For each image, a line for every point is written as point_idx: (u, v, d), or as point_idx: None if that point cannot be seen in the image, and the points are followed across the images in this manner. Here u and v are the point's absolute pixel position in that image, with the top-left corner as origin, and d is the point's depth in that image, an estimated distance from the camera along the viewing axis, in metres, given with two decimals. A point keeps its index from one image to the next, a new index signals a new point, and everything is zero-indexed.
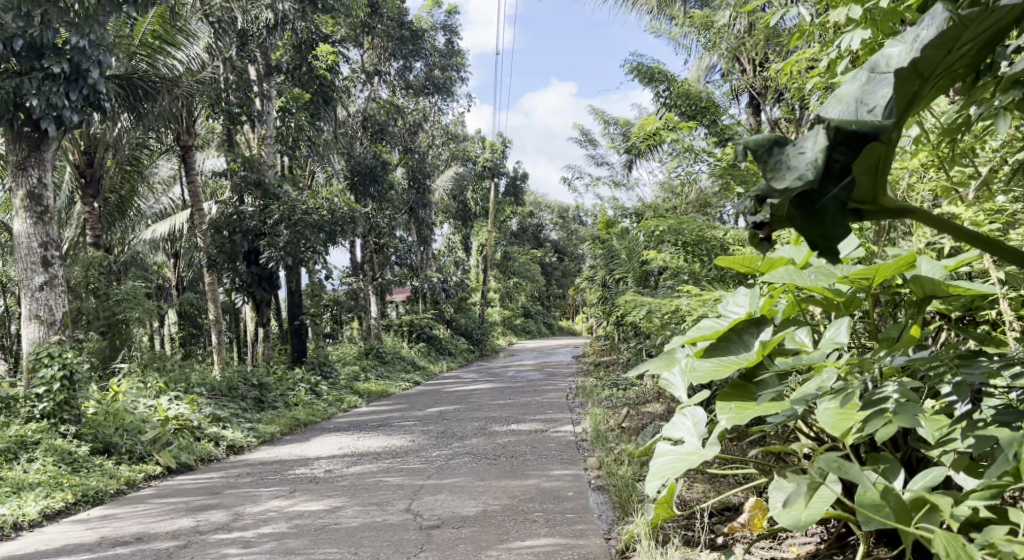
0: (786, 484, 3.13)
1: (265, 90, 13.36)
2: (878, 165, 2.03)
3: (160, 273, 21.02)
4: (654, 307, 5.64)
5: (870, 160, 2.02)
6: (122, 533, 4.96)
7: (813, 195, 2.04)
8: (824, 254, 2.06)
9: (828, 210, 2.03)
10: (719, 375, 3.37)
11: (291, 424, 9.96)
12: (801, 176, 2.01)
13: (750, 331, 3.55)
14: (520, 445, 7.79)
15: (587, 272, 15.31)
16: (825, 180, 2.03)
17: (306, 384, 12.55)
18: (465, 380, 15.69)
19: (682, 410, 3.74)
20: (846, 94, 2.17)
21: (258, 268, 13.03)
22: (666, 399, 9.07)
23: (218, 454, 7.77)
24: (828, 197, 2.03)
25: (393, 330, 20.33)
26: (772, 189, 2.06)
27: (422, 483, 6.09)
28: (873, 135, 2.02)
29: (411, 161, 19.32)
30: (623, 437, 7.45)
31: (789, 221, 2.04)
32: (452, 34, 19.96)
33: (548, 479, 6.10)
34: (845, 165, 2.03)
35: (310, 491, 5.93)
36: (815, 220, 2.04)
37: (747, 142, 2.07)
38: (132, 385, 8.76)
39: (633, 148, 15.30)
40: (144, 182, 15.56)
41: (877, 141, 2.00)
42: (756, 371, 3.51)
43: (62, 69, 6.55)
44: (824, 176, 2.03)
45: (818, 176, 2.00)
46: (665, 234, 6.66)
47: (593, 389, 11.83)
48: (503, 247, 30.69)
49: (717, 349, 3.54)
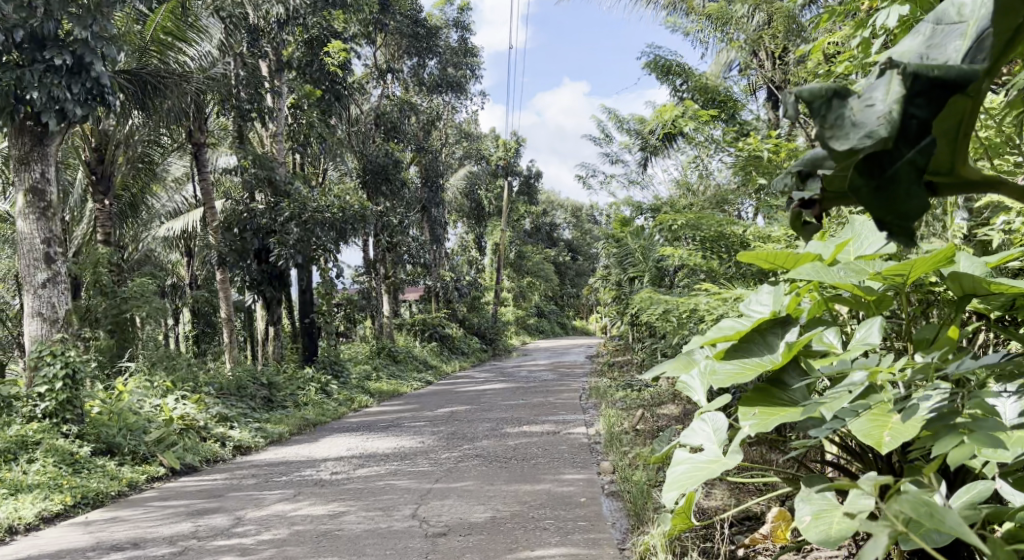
0: (814, 498, 2.94)
1: (276, 86, 13.19)
2: (960, 127, 1.59)
3: (174, 271, 20.97)
4: (671, 306, 5.42)
5: (955, 117, 1.59)
6: (119, 539, 4.80)
7: (883, 158, 1.62)
8: (894, 235, 1.64)
9: (901, 177, 1.61)
10: (742, 379, 3.16)
11: (300, 424, 9.82)
12: (871, 134, 1.58)
13: (774, 332, 3.34)
14: (532, 448, 7.61)
15: (601, 271, 15.11)
16: (898, 142, 1.61)
17: (317, 384, 12.40)
18: (478, 380, 15.55)
19: (701, 415, 3.52)
20: (904, 50, 1.70)
21: (269, 266, 12.90)
22: (681, 401, 8.85)
23: (224, 455, 7.63)
24: (900, 163, 1.61)
25: (406, 329, 20.18)
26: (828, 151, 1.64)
27: (430, 487, 5.92)
28: (959, 83, 1.57)
29: (425, 159, 19.18)
30: (638, 440, 7.24)
31: (854, 191, 1.62)
32: (465, 31, 19.78)
33: (561, 483, 5.91)
34: (923, 123, 1.60)
35: (314, 495, 5.77)
36: (884, 191, 1.62)
37: (799, 91, 1.64)
38: (139, 384, 8.64)
39: (649, 145, 15.08)
40: (156, 180, 15.47)
41: (965, 92, 1.56)
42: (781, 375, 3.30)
43: (65, 60, 6.41)
44: (897, 138, 1.61)
45: (894, 133, 1.58)
46: (684, 230, 6.44)
47: (607, 390, 11.61)
48: (517, 246, 30.53)
49: (739, 351, 3.34)
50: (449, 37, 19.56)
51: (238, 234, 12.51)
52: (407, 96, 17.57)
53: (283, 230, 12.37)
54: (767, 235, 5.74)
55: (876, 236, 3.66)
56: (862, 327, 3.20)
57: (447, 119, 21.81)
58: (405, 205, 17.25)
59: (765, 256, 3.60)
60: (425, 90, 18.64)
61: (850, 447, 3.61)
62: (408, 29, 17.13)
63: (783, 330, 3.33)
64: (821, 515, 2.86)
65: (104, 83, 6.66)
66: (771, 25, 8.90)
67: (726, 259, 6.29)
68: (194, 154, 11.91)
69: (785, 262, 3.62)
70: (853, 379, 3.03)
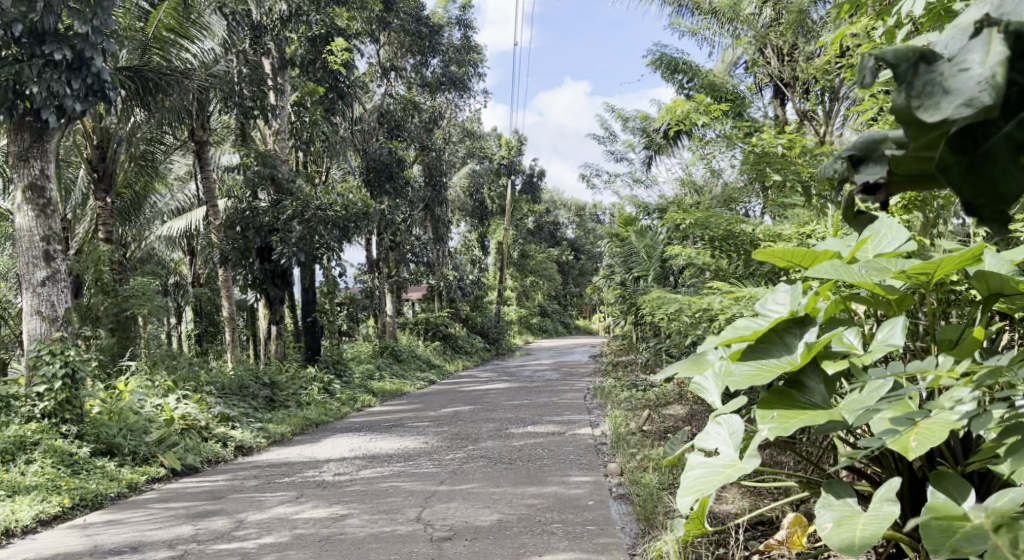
0: (836, 504, 2.86)
1: (279, 84, 13.08)
2: None
3: (176, 270, 20.90)
4: (682, 305, 5.31)
5: None
6: (118, 542, 4.71)
7: (977, 132, 1.60)
8: (981, 214, 1.63)
9: (997, 156, 1.59)
10: (758, 381, 3.10)
11: (303, 424, 9.73)
12: (971, 100, 1.55)
13: (792, 333, 3.25)
14: (537, 449, 7.51)
15: (606, 270, 14.99)
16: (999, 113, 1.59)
17: (319, 384, 12.30)
18: (481, 380, 15.45)
19: (716, 418, 3.43)
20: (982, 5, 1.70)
21: (272, 265, 12.81)
22: (689, 402, 8.74)
23: (225, 456, 7.54)
24: (999, 137, 1.59)
25: (409, 329, 20.09)
26: (910, 118, 1.61)
27: (435, 489, 5.81)
28: None
29: (428, 158, 19.08)
30: (646, 441, 7.13)
31: (944, 169, 1.61)
32: (468, 29, 19.65)
33: (568, 486, 5.80)
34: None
35: (316, 498, 5.67)
36: (978, 167, 1.61)
37: (884, 55, 1.62)
38: (140, 383, 8.54)
39: (654, 143, 14.96)
40: (159, 178, 15.39)
41: None
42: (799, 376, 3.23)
43: (64, 55, 6.31)
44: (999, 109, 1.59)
45: (997, 98, 1.54)
46: (693, 229, 6.32)
47: (612, 390, 11.50)
48: (520, 245, 30.42)
49: (756, 352, 3.26)
50: (452, 35, 19.44)
51: (241, 232, 12.41)
52: (411, 94, 17.45)
53: (286, 228, 12.27)
54: (779, 233, 5.61)
55: (896, 234, 3.57)
56: (884, 327, 3.11)
57: (450, 118, 21.70)
58: (408, 204, 17.14)
59: (783, 254, 3.51)
60: (428, 88, 18.52)
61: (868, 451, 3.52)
62: (411, 26, 17.02)
63: (802, 330, 3.25)
64: (843, 523, 2.77)
65: (104, 78, 6.56)
66: (780, 21, 8.78)
67: (736, 258, 6.16)
68: (197, 152, 11.82)
69: (803, 261, 3.53)
70: (876, 382, 2.96)
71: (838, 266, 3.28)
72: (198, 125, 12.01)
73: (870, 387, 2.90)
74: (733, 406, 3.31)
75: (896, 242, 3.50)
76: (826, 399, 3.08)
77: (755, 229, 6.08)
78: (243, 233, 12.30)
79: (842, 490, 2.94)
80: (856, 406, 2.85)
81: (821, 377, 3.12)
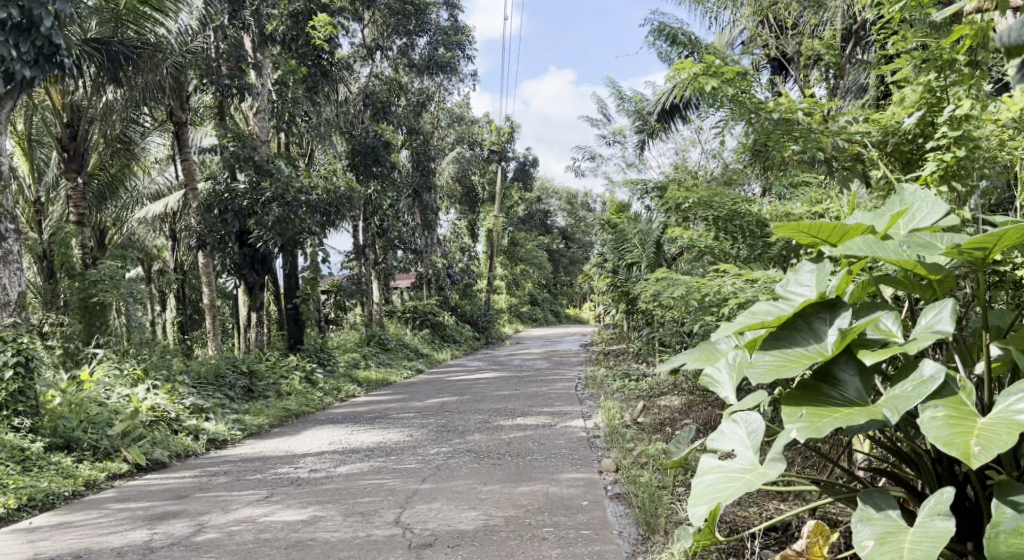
0: (879, 519, 2.65)
1: (258, 60, 12.50)
2: None
3: (159, 256, 20.37)
4: (688, 287, 4.93)
5: None
6: (63, 550, 4.27)
7: None
8: None
9: None
10: (784, 373, 2.73)
11: (280, 415, 9.29)
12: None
13: (819, 317, 2.87)
14: (526, 442, 7.09)
15: (597, 257, 14.54)
16: None
17: (301, 372, 11.82)
18: (470, 369, 14.98)
19: (730, 416, 3.01)
20: None
21: (251, 250, 12.35)
22: (685, 392, 8.33)
23: (196, 449, 7.11)
24: None
25: (396, 317, 19.66)
26: None
27: (416, 488, 5.39)
28: None
29: (415, 141, 18.56)
30: (642, 436, 6.71)
31: None
32: (455, 10, 19.07)
33: (559, 484, 5.38)
34: None
35: (288, 497, 5.24)
36: None
37: None
38: (107, 373, 8.09)
39: (649, 126, 14.53)
40: (137, 161, 14.86)
41: None
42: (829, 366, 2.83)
43: (9, 15, 5.87)
44: None
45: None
46: (694, 209, 5.97)
47: (604, 380, 11.09)
48: (510, 233, 29.89)
49: (779, 341, 2.88)
50: (440, 16, 18.87)
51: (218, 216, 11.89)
52: (397, 75, 16.91)
53: (264, 211, 11.76)
54: (787, 213, 5.19)
55: (933, 207, 3.22)
56: (931, 311, 2.72)
57: (437, 102, 21.18)
58: (395, 188, 16.64)
59: (807, 228, 3.11)
60: (415, 70, 18.01)
61: (899, 450, 3.16)
62: (396, 5, 16.44)
63: (831, 316, 2.87)
64: (886, 540, 2.58)
65: (57, 42, 6.13)
66: None
67: (739, 240, 5.73)
68: (177, 133, 11.37)
69: (830, 236, 3.16)
70: (925, 372, 2.60)
71: (872, 243, 2.95)
72: (177, 107, 11.54)
73: (916, 380, 2.57)
74: (750, 402, 2.91)
75: (935, 215, 3.16)
76: (860, 395, 2.70)
77: (762, 209, 5.64)
78: (222, 217, 11.80)
79: (882, 501, 2.71)
80: (901, 404, 2.52)
81: (856, 369, 2.74)
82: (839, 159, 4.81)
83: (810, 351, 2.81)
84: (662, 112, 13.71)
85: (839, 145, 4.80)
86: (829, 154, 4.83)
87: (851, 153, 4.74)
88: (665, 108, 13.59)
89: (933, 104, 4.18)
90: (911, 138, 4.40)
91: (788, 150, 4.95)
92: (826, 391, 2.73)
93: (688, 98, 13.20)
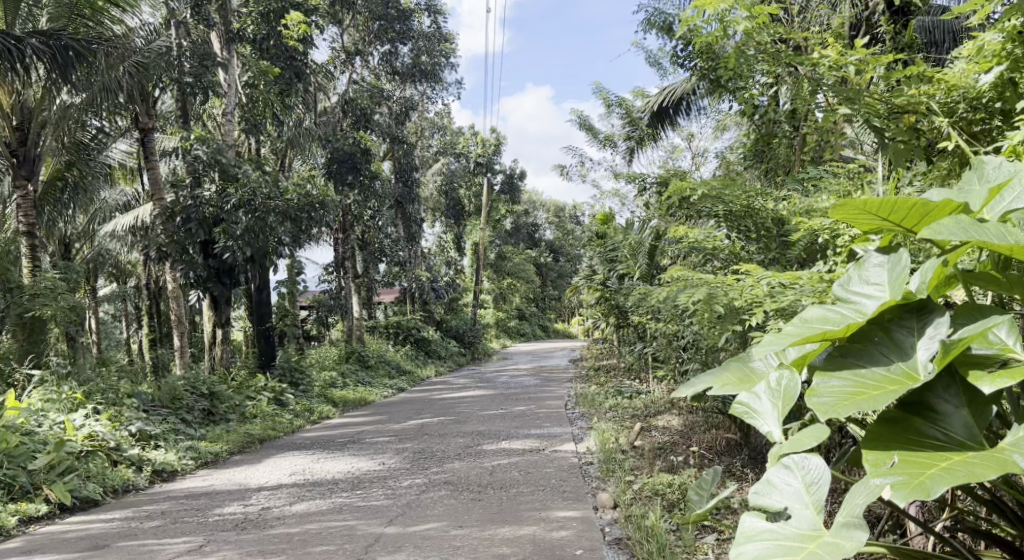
0: None
1: (226, 59, 11.54)
2: None
3: (132, 271, 19.35)
4: (710, 289, 4.35)
5: None
6: None
7: None
8: None
9: None
10: (865, 405, 2.32)
11: (242, 441, 8.45)
12: None
13: (901, 326, 2.49)
14: (512, 471, 6.30)
15: (588, 268, 13.70)
16: None
17: (270, 394, 10.93)
18: (455, 387, 14.13)
19: (781, 462, 2.56)
20: None
21: (216, 262, 11.33)
22: (687, 412, 7.55)
23: (139, 483, 6.31)
24: None
25: (378, 332, 18.79)
26: None
27: (381, 533, 4.59)
28: None
29: (399, 150, 17.70)
30: (641, 464, 5.95)
31: None
32: (438, 15, 18.22)
33: (549, 526, 4.57)
34: None
35: (226, 546, 4.45)
36: None
37: None
38: (41, 398, 7.28)
39: (637, 131, 13.79)
40: (100, 169, 13.96)
41: None
42: (924, 394, 2.41)
43: None
44: None
45: None
46: (702, 204, 5.23)
47: (595, 398, 10.28)
48: (498, 247, 28.92)
49: (850, 359, 2.48)
50: (422, 22, 18.06)
51: (181, 225, 10.89)
52: (377, 82, 16.04)
53: (230, 218, 10.94)
54: (810, 207, 4.66)
55: None
56: None
57: (421, 111, 20.40)
58: (377, 198, 15.81)
59: (874, 207, 2.41)
60: (398, 78, 17.27)
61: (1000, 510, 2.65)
62: (376, 9, 15.61)
63: (918, 325, 2.48)
64: None
65: None
66: None
67: (753, 241, 5.07)
68: (142, 140, 10.62)
69: (904, 220, 2.46)
70: None
71: (966, 223, 2.26)
72: (144, 113, 10.77)
73: None
74: (812, 440, 2.51)
75: None
76: (970, 432, 2.33)
77: (779, 204, 5.03)
78: (185, 226, 10.87)
79: None
80: None
81: (963, 400, 2.37)
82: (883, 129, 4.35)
83: (893, 372, 2.41)
84: (654, 116, 12.93)
85: (887, 117, 4.36)
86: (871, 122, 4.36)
87: (905, 125, 4.28)
88: (656, 112, 12.93)
89: (1016, 57, 3.66)
90: (985, 103, 3.95)
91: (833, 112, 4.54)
92: (926, 428, 2.36)
93: (685, 101, 12.42)
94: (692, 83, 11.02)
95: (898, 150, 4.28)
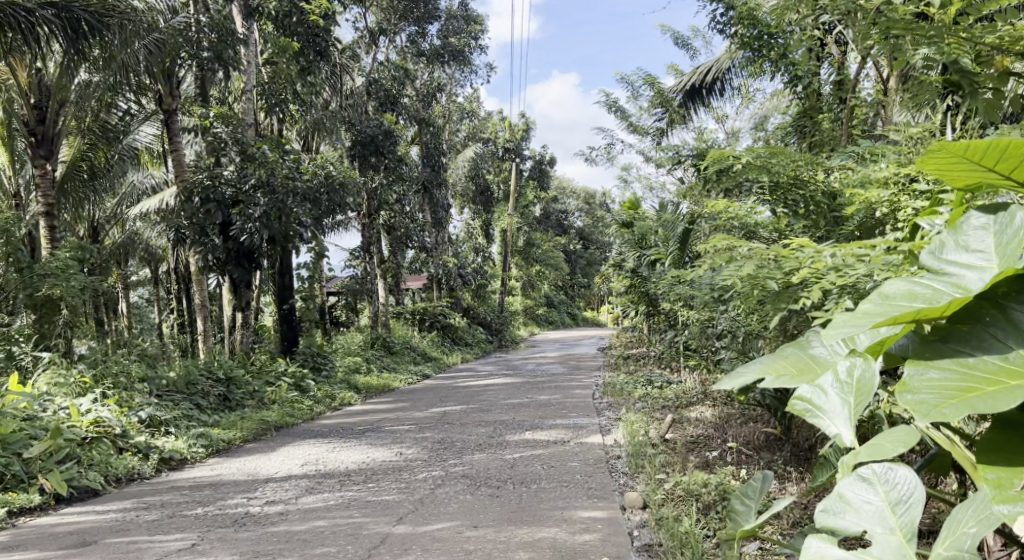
0: None
1: (246, 33, 11.14)
2: None
3: (159, 255, 19.14)
4: (761, 262, 4.03)
5: None
6: None
7: None
8: None
9: None
10: (988, 403, 2.27)
11: (257, 428, 8.14)
12: None
13: (1019, 304, 2.43)
14: (534, 464, 5.91)
15: (618, 253, 13.23)
16: None
17: (290, 379, 10.63)
18: (481, 374, 13.79)
19: (864, 477, 2.53)
20: None
21: (236, 243, 10.82)
22: (722, 403, 7.12)
23: (144, 472, 6.01)
24: None
25: (403, 318, 18.46)
26: None
27: (389, 532, 4.23)
28: None
29: (426, 133, 17.26)
30: (673, 458, 5.57)
31: None
32: None
33: (572, 528, 4.17)
34: None
35: (219, 546, 4.12)
36: None
37: None
38: (48, 382, 7.01)
39: (669, 111, 13.31)
40: (123, 152, 13.67)
41: None
42: None
43: None
44: None
45: None
46: (746, 175, 4.77)
47: (623, 387, 9.86)
48: (526, 233, 28.42)
49: (955, 346, 2.43)
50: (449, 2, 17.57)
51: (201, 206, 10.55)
52: (403, 63, 15.58)
53: (247, 200, 10.56)
54: (866, 177, 4.38)
55: None
56: None
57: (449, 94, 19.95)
58: (402, 182, 15.41)
59: (978, 152, 2.44)
60: (424, 60, 16.79)
61: None
62: None
63: None
64: None
65: None
66: None
67: (800, 217, 4.71)
68: (166, 121, 10.32)
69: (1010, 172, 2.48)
70: None
71: None
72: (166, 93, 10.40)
73: None
74: (898, 445, 2.50)
75: None
76: None
77: (831, 177, 4.66)
78: (203, 206, 10.45)
79: None
80: None
81: None
82: (970, 73, 4.34)
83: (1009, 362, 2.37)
84: (687, 95, 12.37)
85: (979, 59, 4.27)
86: (958, 66, 4.33)
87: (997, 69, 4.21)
88: (689, 91, 12.39)
89: None
90: None
91: (909, 57, 4.48)
92: None
93: (720, 81, 11.85)
94: (728, 59, 10.49)
95: (989, 101, 4.27)
